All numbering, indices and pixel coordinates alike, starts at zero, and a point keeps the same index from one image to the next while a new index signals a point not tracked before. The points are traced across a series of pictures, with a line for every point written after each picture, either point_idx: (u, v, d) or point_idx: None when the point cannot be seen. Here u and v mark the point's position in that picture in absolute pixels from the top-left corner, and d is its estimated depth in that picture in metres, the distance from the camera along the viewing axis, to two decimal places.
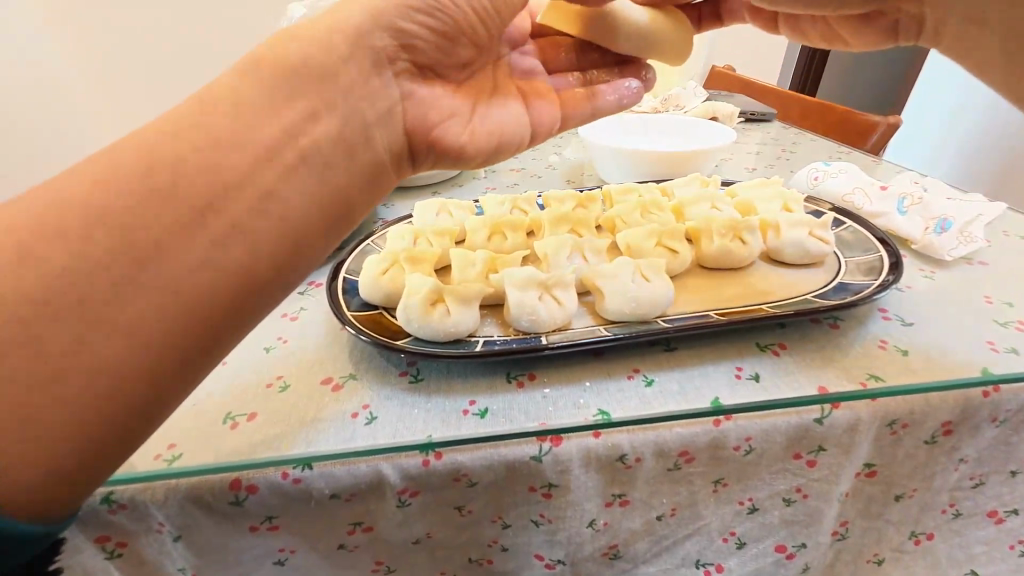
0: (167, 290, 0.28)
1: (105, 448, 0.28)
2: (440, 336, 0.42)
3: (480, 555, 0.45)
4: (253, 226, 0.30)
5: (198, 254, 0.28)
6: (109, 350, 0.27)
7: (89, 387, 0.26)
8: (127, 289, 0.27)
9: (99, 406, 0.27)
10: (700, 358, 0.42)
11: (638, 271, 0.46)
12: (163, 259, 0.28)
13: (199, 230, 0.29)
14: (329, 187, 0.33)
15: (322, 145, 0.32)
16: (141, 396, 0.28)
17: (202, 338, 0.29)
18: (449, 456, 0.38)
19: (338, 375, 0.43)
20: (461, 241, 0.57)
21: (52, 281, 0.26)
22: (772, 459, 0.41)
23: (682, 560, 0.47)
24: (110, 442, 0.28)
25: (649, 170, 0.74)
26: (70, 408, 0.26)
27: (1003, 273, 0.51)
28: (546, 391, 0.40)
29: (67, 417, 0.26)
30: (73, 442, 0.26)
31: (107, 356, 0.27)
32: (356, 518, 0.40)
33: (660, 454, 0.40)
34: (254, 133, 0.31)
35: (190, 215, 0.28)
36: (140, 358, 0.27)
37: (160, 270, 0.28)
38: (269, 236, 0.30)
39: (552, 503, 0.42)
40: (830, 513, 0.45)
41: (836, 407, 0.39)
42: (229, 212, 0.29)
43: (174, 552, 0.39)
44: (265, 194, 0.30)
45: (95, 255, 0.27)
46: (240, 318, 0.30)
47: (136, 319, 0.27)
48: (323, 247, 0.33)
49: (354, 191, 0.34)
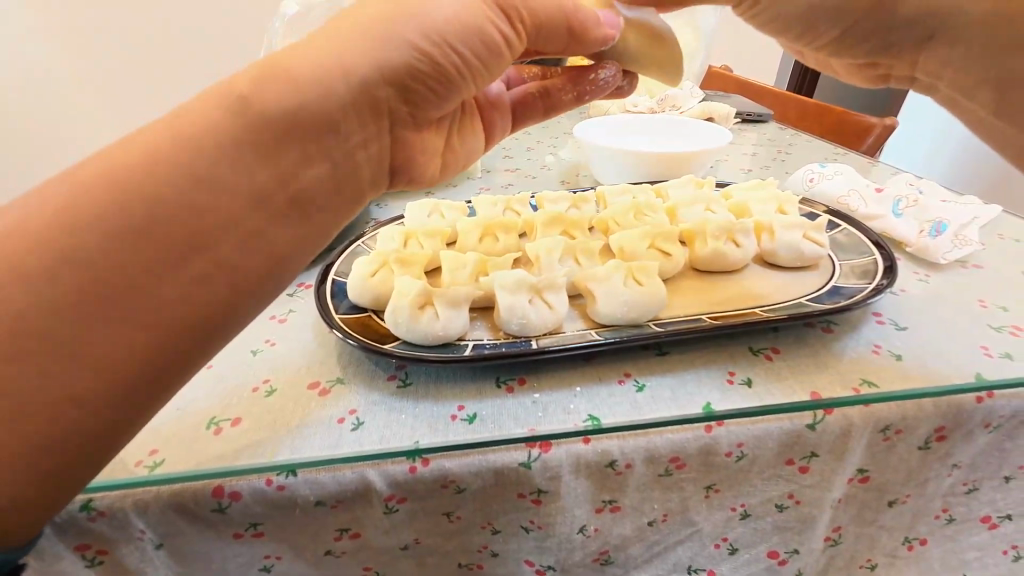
0: (142, 321, 0.27)
1: (76, 464, 0.28)
2: (429, 340, 0.41)
3: (469, 562, 0.45)
4: (233, 256, 0.29)
5: (175, 287, 0.28)
6: (84, 381, 0.27)
7: (54, 408, 0.26)
8: (102, 321, 0.26)
9: (78, 430, 0.27)
10: (692, 362, 0.42)
11: (630, 274, 0.45)
12: (138, 291, 0.27)
13: (175, 263, 0.28)
14: (311, 206, 0.32)
15: (315, 186, 0.31)
16: (108, 419, 0.28)
17: (179, 362, 0.29)
18: (437, 462, 0.37)
19: (326, 379, 0.42)
20: (453, 243, 0.56)
21: (18, 289, 0.25)
22: (764, 465, 0.41)
23: (674, 565, 0.46)
24: (82, 460, 0.28)
25: (643, 172, 0.74)
26: (47, 433, 0.27)
27: (998, 276, 0.51)
28: (536, 396, 0.39)
29: (44, 441, 0.26)
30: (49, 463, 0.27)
31: (81, 386, 0.27)
32: (342, 525, 0.40)
33: (651, 460, 0.39)
34: (239, 150, 0.29)
35: (166, 248, 0.27)
36: (117, 386, 0.27)
37: (135, 303, 0.27)
38: (248, 262, 0.30)
39: (542, 510, 0.41)
40: (823, 518, 0.45)
41: (829, 413, 0.39)
42: (208, 246, 0.28)
43: (155, 561, 0.38)
44: (246, 223, 0.29)
45: (65, 283, 0.26)
46: (217, 338, 0.30)
47: (109, 345, 0.27)
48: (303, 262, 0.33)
49: (339, 204, 0.34)
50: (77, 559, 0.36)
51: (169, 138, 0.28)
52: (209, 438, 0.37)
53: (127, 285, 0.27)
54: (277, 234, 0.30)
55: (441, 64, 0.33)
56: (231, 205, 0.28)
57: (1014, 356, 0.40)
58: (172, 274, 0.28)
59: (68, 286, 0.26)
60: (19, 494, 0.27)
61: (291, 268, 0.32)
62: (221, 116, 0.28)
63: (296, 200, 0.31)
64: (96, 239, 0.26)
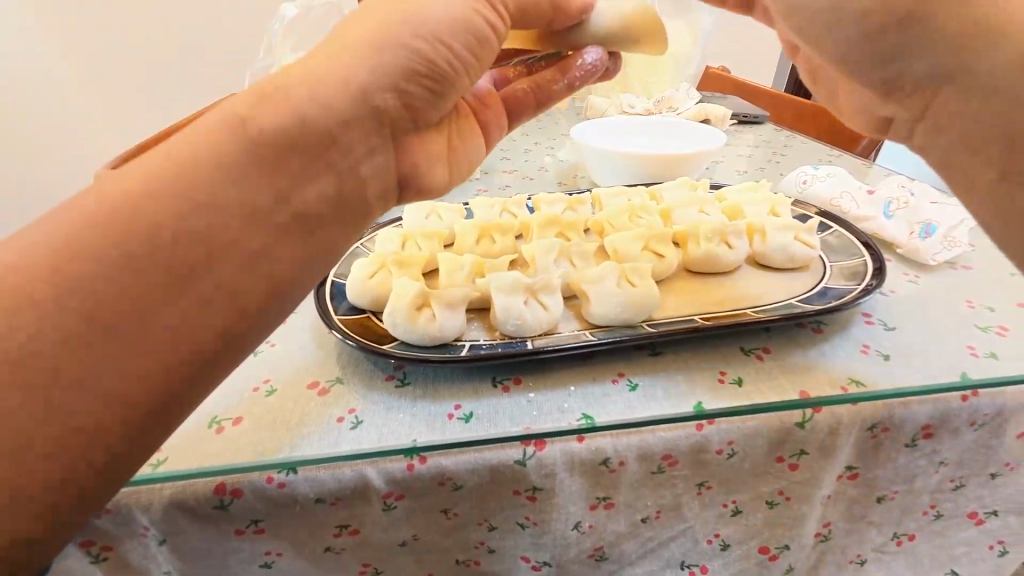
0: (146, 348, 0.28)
1: (82, 489, 0.28)
2: (426, 340, 0.42)
3: (467, 558, 0.46)
4: (235, 282, 0.30)
5: (178, 313, 0.28)
6: (88, 409, 0.27)
7: (55, 439, 0.26)
8: (104, 350, 0.27)
9: (82, 457, 0.27)
10: (684, 363, 0.42)
11: (624, 276, 0.46)
12: (141, 319, 0.28)
13: (179, 290, 0.28)
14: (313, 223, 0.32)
15: (318, 195, 0.32)
16: (113, 443, 0.28)
17: (183, 387, 0.30)
18: (434, 460, 0.38)
19: (325, 379, 0.43)
20: (450, 244, 0.57)
21: (16, 317, 0.26)
22: (754, 463, 0.42)
23: (667, 561, 0.47)
24: (89, 485, 0.28)
25: (640, 174, 0.75)
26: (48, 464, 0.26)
27: (986, 277, 0.52)
28: (531, 396, 0.40)
29: (46, 470, 0.26)
30: (53, 490, 0.27)
31: (87, 415, 0.27)
32: (342, 521, 0.41)
33: (644, 457, 0.40)
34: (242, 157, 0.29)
35: (170, 275, 0.28)
36: (121, 412, 0.28)
37: (139, 329, 0.28)
38: (251, 287, 0.30)
39: (537, 506, 0.42)
40: (813, 515, 0.46)
41: (817, 412, 0.40)
42: (211, 272, 0.29)
43: (159, 558, 0.39)
44: (248, 247, 0.30)
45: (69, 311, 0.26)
46: (220, 363, 0.31)
47: (113, 373, 0.27)
48: (303, 283, 0.33)
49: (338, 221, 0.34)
50: (83, 555, 0.37)
51: (172, 151, 0.29)
52: (211, 437, 0.37)
53: (131, 314, 0.27)
54: (278, 258, 0.31)
55: (437, 63, 0.34)
56: (232, 220, 0.29)
57: (998, 356, 0.41)
58: (175, 302, 0.28)
59: (70, 316, 0.26)
60: (25, 514, 0.27)
61: (298, 280, 0.33)
62: (223, 129, 0.29)
63: (297, 218, 0.31)
64: (97, 267, 0.27)
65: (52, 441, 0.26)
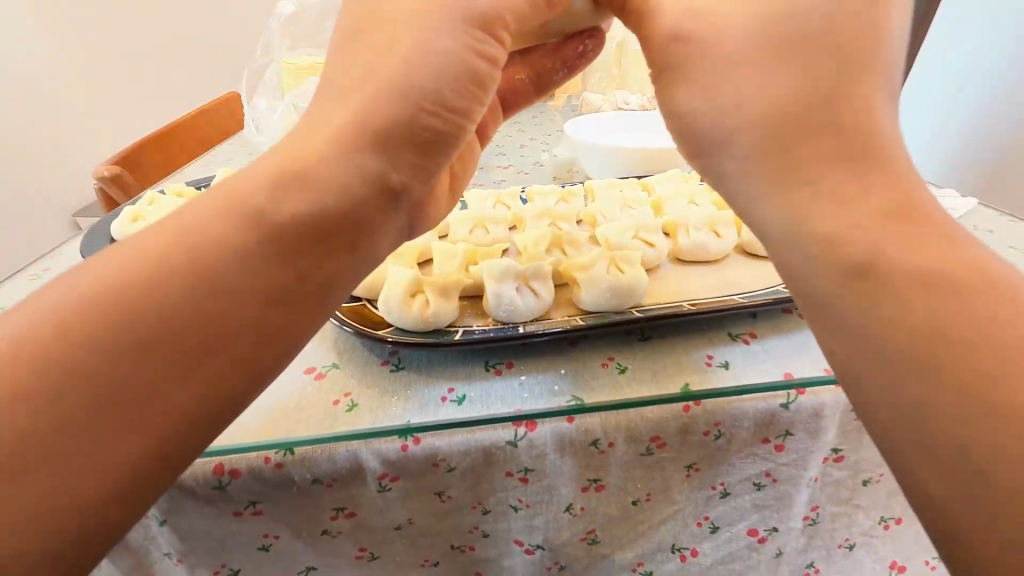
0: (146, 407, 0.26)
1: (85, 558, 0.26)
2: (420, 325, 0.43)
3: (461, 543, 0.47)
4: (233, 325, 0.27)
5: (175, 366, 0.26)
6: (93, 481, 0.25)
7: (57, 512, 0.25)
8: (101, 414, 0.25)
9: (84, 528, 0.25)
10: (673, 348, 0.43)
11: (614, 263, 0.48)
12: (136, 375, 0.26)
13: (175, 341, 0.26)
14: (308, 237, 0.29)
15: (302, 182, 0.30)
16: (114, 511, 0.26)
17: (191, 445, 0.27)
18: (427, 441, 0.39)
19: (321, 365, 0.44)
20: (445, 236, 0.58)
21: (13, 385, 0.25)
22: (740, 444, 0.43)
23: (658, 545, 0.48)
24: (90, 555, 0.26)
25: (632, 168, 0.76)
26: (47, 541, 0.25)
27: None
28: (522, 379, 0.41)
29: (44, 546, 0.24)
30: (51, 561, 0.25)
31: (91, 487, 0.25)
32: (338, 503, 0.41)
33: (632, 439, 0.41)
34: None
35: (163, 326, 0.26)
36: (128, 480, 0.26)
37: (134, 386, 0.26)
38: (252, 328, 0.28)
39: (529, 488, 0.43)
40: (800, 497, 0.47)
41: (801, 393, 0.41)
42: (207, 318, 0.27)
43: (159, 538, 0.41)
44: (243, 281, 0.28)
45: (62, 373, 0.25)
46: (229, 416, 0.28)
47: (115, 440, 0.25)
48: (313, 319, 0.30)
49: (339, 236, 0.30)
50: None
51: None
52: None
53: (124, 373, 0.26)
54: (278, 292, 0.28)
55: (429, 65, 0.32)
56: (222, 262, 0.27)
57: None
58: (172, 356, 0.26)
59: (65, 381, 0.25)
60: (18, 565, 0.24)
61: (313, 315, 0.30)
62: None
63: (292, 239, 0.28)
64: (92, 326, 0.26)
65: (41, 512, 0.24)
